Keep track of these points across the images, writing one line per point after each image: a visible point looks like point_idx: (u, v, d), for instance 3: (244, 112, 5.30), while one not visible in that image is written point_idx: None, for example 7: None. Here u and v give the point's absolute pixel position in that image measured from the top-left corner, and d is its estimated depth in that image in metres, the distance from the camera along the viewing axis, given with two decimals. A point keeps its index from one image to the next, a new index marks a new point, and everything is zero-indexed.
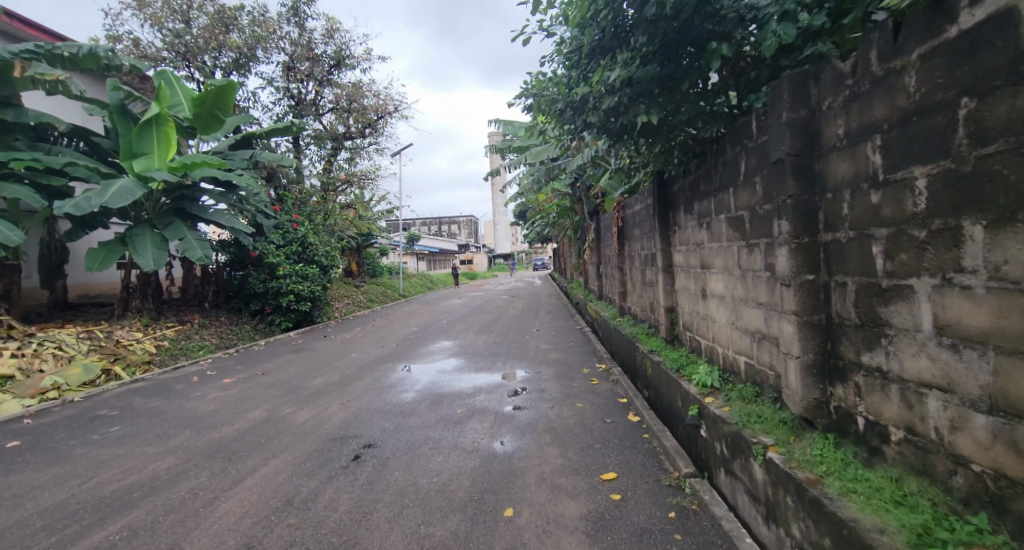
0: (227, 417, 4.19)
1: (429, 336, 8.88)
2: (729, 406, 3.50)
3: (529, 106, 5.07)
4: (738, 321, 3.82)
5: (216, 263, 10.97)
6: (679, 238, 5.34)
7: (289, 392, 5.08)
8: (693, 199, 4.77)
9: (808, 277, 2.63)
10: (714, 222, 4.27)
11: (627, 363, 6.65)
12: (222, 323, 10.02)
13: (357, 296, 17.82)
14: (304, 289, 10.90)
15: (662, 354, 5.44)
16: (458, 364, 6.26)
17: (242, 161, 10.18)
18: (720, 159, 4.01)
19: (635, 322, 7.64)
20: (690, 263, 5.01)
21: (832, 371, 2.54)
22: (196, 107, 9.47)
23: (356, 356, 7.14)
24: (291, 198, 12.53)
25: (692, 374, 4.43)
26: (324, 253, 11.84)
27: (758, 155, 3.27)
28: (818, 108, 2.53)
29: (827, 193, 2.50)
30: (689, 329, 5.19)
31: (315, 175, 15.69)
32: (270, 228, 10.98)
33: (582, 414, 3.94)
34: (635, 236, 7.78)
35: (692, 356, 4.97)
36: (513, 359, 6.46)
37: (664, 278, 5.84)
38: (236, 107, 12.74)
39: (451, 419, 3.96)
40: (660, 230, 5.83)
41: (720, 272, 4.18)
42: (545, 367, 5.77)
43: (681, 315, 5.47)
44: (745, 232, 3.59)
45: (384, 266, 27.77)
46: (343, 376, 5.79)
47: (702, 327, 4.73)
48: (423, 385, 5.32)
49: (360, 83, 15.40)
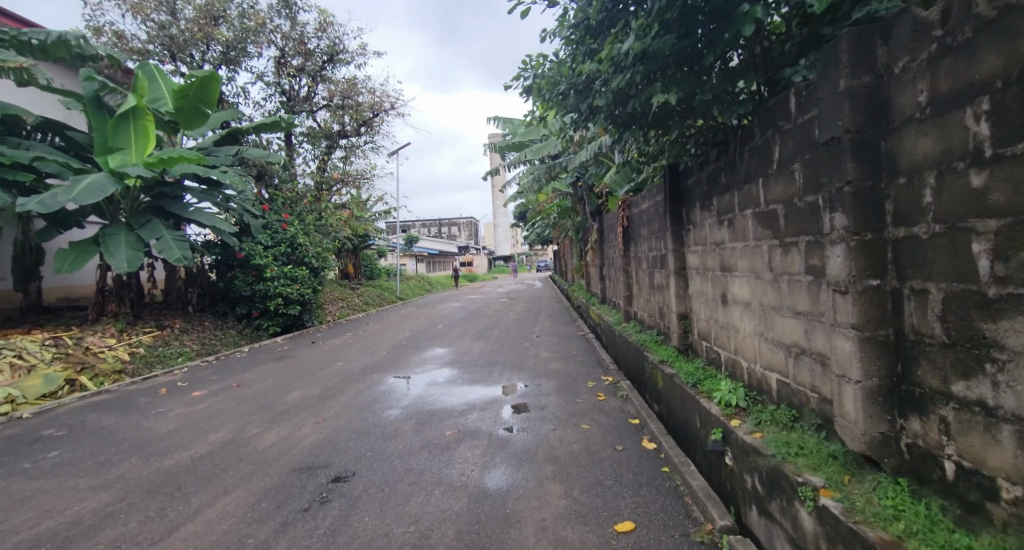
0: (183, 440, 3.68)
1: (423, 343, 8.37)
2: (761, 432, 3.00)
3: (529, 90, 4.60)
4: (768, 332, 3.32)
5: (201, 264, 10.46)
6: (695, 238, 4.85)
7: (261, 408, 4.57)
8: (712, 193, 4.28)
9: (872, 283, 2.13)
10: (737, 220, 3.77)
11: (635, 373, 6.15)
12: (205, 328, 9.51)
13: (352, 299, 17.33)
14: (292, 292, 10.45)
15: (675, 365, 4.95)
16: (451, 375, 5.74)
17: (227, 157, 9.71)
18: (746, 148, 3.52)
19: (642, 329, 7.16)
20: (708, 266, 4.52)
21: (904, 400, 2.04)
22: (178, 100, 8.99)
23: (342, 364, 6.66)
24: (282, 197, 12.07)
25: (711, 390, 3.93)
26: (314, 254, 11.51)
27: (799, 138, 2.77)
28: (887, 72, 2.03)
29: (899, 178, 2.00)
30: (705, 339, 4.70)
31: (309, 174, 15.24)
32: (258, 228, 10.51)
33: (589, 439, 3.43)
34: (641, 236, 7.29)
35: (709, 368, 4.48)
36: (511, 369, 5.96)
37: (675, 281, 5.35)
38: (225, 103, 12.28)
39: (437, 444, 3.46)
40: (671, 229, 5.35)
41: (745, 276, 3.69)
42: (546, 380, 5.25)
43: (696, 323, 4.97)
44: (780, 230, 3.10)
45: (381, 268, 27.35)
46: (325, 389, 5.29)
47: (722, 337, 4.25)
48: (411, 399, 4.83)
49: (354, 79, 14.96)
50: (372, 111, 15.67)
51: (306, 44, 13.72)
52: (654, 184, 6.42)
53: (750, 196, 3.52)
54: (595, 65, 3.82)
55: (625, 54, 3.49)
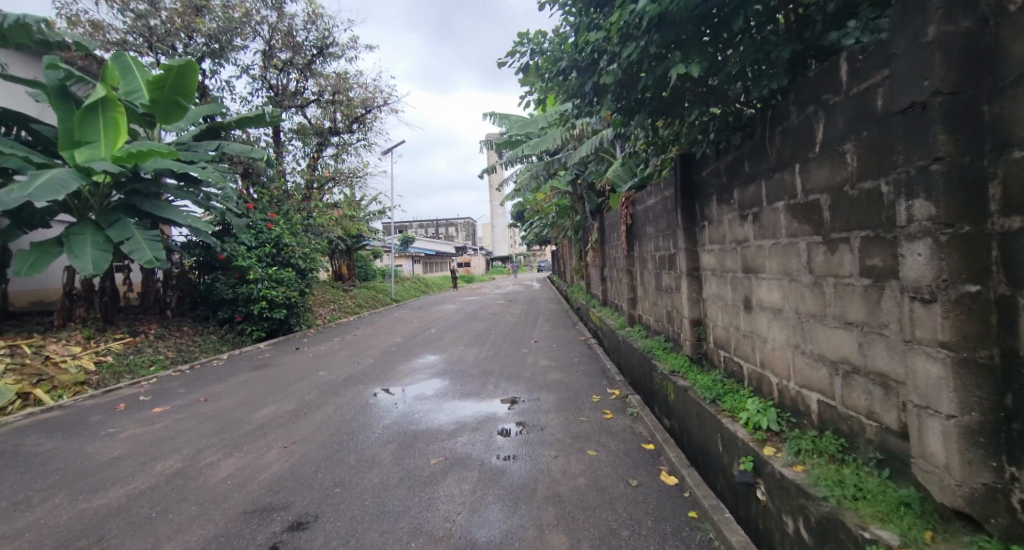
0: (123, 471, 3.16)
1: (414, 349, 7.87)
2: (804, 465, 2.51)
3: (526, 68, 4.09)
4: (806, 346, 2.84)
5: (180, 265, 9.90)
6: (711, 236, 4.37)
7: (225, 429, 4.05)
8: (733, 185, 3.80)
9: (972, 289, 1.62)
10: (766, 214, 3.29)
11: (644, 384, 5.67)
12: (184, 334, 8.97)
13: (344, 301, 16.82)
14: (278, 295, 9.93)
15: (689, 377, 4.47)
16: (441, 387, 5.24)
17: (205, 152, 9.15)
18: (778, 129, 3.01)
19: (648, 334, 6.68)
20: (727, 266, 4.05)
21: (1020, 443, 1.54)
22: (153, 92, 8.49)
23: (325, 374, 6.15)
24: (268, 196, 11.55)
25: (735, 409, 3.45)
26: (301, 256, 11.00)
27: (854, 112, 2.28)
28: (996, 12, 1.54)
29: (1014, 151, 1.51)
30: (723, 348, 4.22)
31: (299, 173, 14.75)
32: (241, 228, 9.98)
33: (599, 471, 2.92)
34: (647, 235, 6.81)
35: (729, 381, 4.01)
36: (508, 379, 5.48)
37: (688, 283, 4.87)
38: (208, 98, 11.75)
39: (418, 477, 2.95)
40: (682, 226, 4.87)
41: (774, 278, 3.20)
42: (547, 393, 4.75)
43: (711, 330, 4.49)
44: (823, 224, 2.61)
45: (376, 269, 26.85)
46: (301, 404, 4.78)
47: (744, 347, 3.77)
48: (397, 416, 4.34)
49: (345, 73, 14.45)
50: (364, 107, 15.16)
51: (295, 36, 13.21)
52: (663, 177, 5.93)
53: (783, 186, 3.02)
54: (603, 33, 3.32)
55: (639, 17, 2.99)
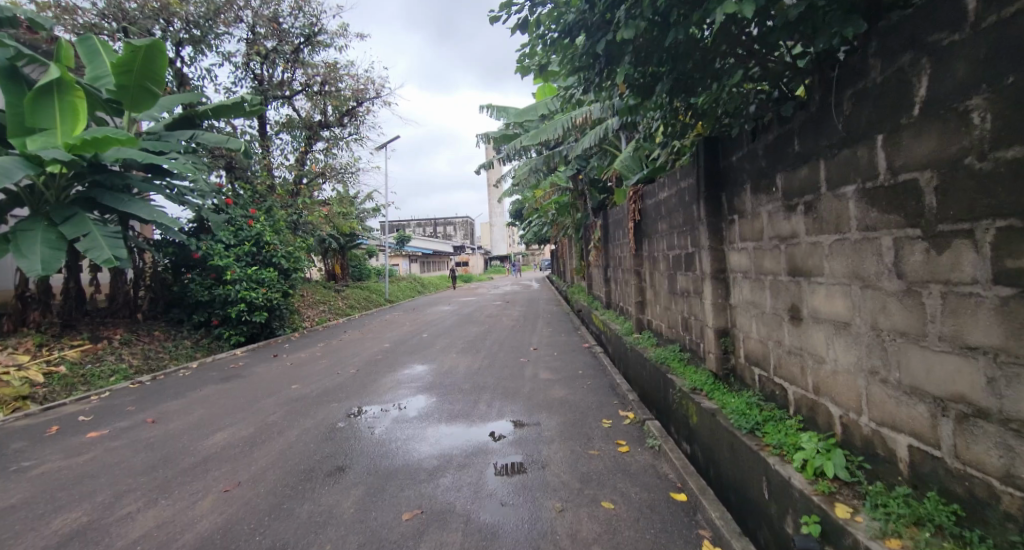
0: (7, 530, 2.48)
1: (402, 357, 7.21)
2: (902, 540, 1.84)
3: (523, 27, 3.38)
4: (891, 373, 2.17)
5: (153, 264, 9.24)
6: (743, 232, 3.71)
7: (162, 462, 3.37)
8: (776, 168, 3.14)
9: None
10: (824, 202, 2.62)
11: (660, 402, 5.03)
12: (154, 339, 8.29)
13: (335, 302, 16.17)
14: (258, 297, 9.25)
15: (718, 399, 3.81)
16: (428, 405, 4.59)
17: (178, 142, 8.48)
18: (846, 93, 2.36)
19: (662, 342, 6.01)
20: (766, 269, 3.38)
21: None
22: (120, 77, 7.78)
23: (299, 388, 5.48)
24: (249, 190, 10.88)
25: (784, 445, 2.77)
26: (285, 255, 10.33)
27: (990, 49, 1.60)
28: None
29: None
30: (759, 365, 3.56)
31: (286, 167, 14.08)
32: (219, 225, 9.31)
33: (619, 536, 2.25)
34: (659, 233, 6.16)
35: (768, 405, 3.35)
36: (503, 395, 4.82)
37: (713, 288, 4.21)
38: (187, 86, 11.06)
39: (384, 542, 2.27)
40: (707, 221, 4.21)
41: (838, 283, 2.53)
42: (548, 415, 4.08)
43: (742, 342, 3.84)
44: (923, 212, 1.94)
45: (370, 269, 26.19)
46: (263, 426, 4.11)
47: (790, 366, 3.11)
48: (371, 443, 3.67)
49: (334, 63, 13.79)
50: (355, 100, 14.49)
51: (279, 23, 12.55)
52: (680, 165, 5.26)
53: (854, 164, 2.35)
54: None
55: None
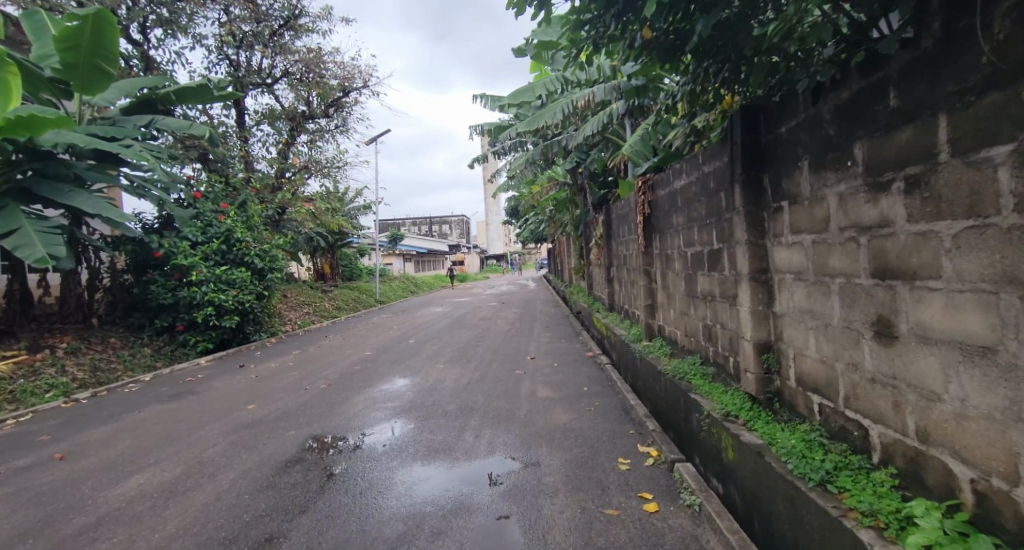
0: None
1: (383, 369, 6.41)
2: None
3: None
4: None
5: (110, 264, 8.39)
6: (796, 222, 2.93)
7: (40, 526, 2.55)
8: (854, 132, 2.36)
9: None
10: (945, 174, 1.83)
11: (681, 425, 4.26)
12: (108, 347, 7.45)
13: (322, 303, 15.37)
14: (228, 300, 8.43)
15: (764, 432, 3.03)
16: (404, 433, 3.82)
17: (134, 128, 7.65)
18: (998, 6, 1.58)
19: (679, 353, 5.25)
20: (833, 269, 2.60)
21: None
22: (66, 53, 6.91)
23: (256, 408, 4.67)
24: (221, 183, 10.03)
25: (880, 513, 1.99)
26: (259, 253, 9.50)
27: None
28: None
29: None
30: (819, 393, 2.79)
31: (267, 160, 13.26)
32: (185, 221, 8.49)
33: None
34: (674, 228, 5.41)
35: (837, 445, 2.57)
36: (495, 420, 4.04)
37: (751, 292, 3.44)
38: (154, 70, 10.20)
39: None
40: (743, 210, 3.44)
41: (972, 289, 1.74)
42: (550, 451, 3.29)
43: (794, 360, 3.07)
44: None
45: (361, 268, 25.40)
46: (196, 465, 3.31)
47: (873, 399, 2.33)
48: (324, 490, 2.87)
49: (318, 49, 12.99)
50: (341, 89, 13.67)
51: (257, 4, 11.76)
52: (703, 146, 4.51)
53: (1013, 113, 1.56)
54: None
55: None
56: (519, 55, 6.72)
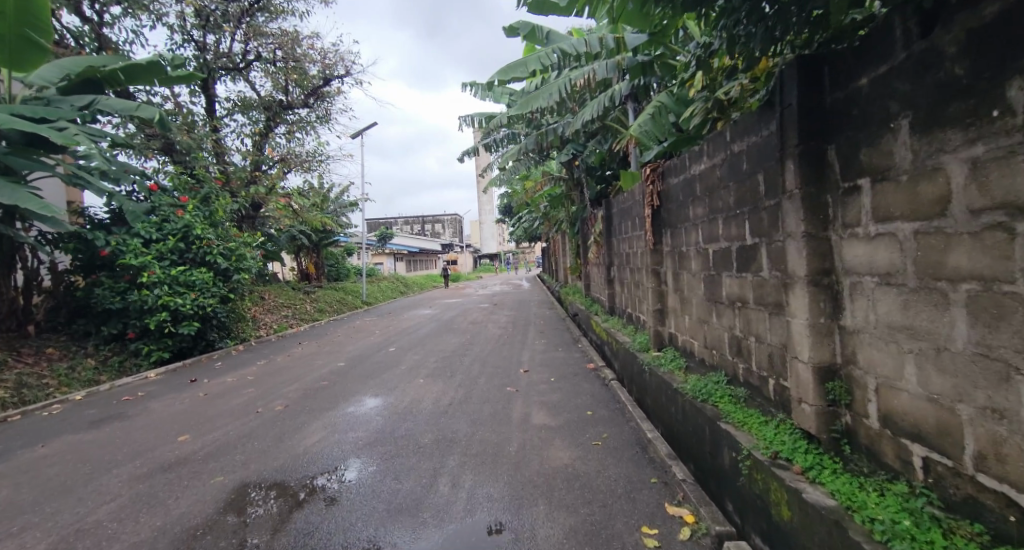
0: None
1: (353, 384, 5.57)
2: None
3: None
4: None
5: (52, 265, 7.48)
6: (886, 207, 2.14)
7: None
8: (1005, 65, 1.57)
9: None
10: None
11: (707, 462, 3.46)
12: (43, 359, 6.55)
13: (302, 305, 14.47)
14: (185, 304, 7.52)
15: (837, 489, 2.24)
16: (358, 481, 2.97)
17: (70, 109, 6.73)
18: None
19: (699, 368, 4.46)
20: (957, 272, 1.81)
21: None
22: None
23: (187, 441, 3.82)
24: (183, 175, 9.13)
25: None
26: (224, 251, 8.61)
27: None
28: None
29: None
30: (925, 443, 2.00)
31: (242, 152, 12.32)
32: (137, 215, 7.61)
33: None
34: (690, 221, 4.63)
35: (966, 525, 1.78)
36: (477, 459, 3.22)
37: (809, 300, 2.64)
38: (110, 50, 9.27)
39: None
40: (799, 194, 2.64)
41: None
42: (549, 514, 2.47)
43: (878, 394, 2.27)
44: None
45: (349, 267, 24.46)
46: (70, 535, 2.46)
47: None
48: None
49: (294, 33, 12.08)
50: (322, 78, 12.76)
51: None
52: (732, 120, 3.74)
53: None
54: None
55: None
56: (510, 33, 6.00)
